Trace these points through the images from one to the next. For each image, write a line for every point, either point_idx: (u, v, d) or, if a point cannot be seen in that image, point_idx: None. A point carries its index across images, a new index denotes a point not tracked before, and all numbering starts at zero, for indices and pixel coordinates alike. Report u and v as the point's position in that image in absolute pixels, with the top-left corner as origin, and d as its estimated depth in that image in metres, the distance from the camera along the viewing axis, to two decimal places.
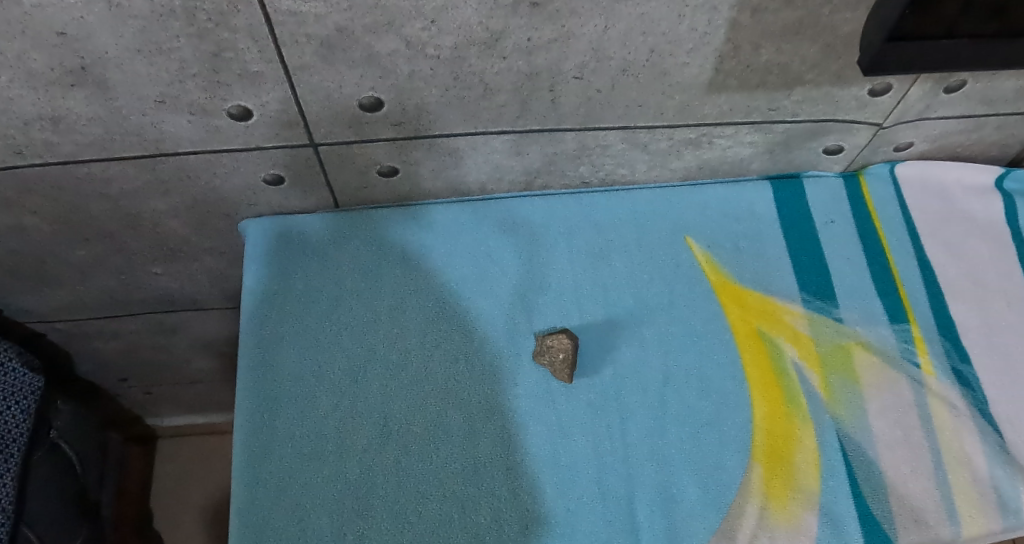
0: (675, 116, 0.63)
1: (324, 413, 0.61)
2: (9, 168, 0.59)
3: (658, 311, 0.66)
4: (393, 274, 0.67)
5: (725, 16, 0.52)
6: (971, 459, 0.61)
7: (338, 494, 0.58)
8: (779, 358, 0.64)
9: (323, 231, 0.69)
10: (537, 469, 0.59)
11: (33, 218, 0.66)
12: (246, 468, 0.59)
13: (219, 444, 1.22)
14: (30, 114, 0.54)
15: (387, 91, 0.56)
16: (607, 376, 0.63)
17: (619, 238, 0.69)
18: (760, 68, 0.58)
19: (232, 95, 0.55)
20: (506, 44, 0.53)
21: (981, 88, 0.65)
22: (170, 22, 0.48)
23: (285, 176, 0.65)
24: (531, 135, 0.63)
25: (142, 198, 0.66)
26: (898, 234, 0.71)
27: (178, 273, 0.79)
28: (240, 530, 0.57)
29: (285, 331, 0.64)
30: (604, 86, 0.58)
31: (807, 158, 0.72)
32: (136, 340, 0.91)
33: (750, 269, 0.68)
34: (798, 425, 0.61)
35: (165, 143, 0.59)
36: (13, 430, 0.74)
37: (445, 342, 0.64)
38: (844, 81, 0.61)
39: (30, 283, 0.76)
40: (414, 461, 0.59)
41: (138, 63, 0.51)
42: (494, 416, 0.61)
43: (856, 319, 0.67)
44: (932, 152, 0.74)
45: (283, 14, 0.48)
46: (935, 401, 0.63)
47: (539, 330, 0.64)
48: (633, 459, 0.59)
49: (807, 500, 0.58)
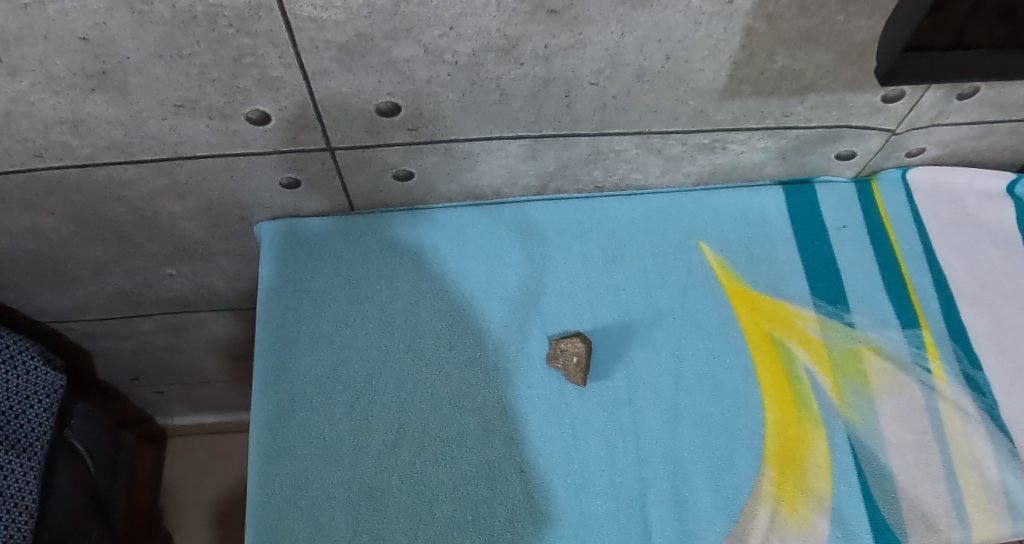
0: (689, 121, 0.63)
1: (339, 415, 0.62)
2: (29, 170, 0.60)
3: (670, 315, 0.66)
4: (407, 277, 0.68)
5: (741, 23, 0.53)
6: (981, 464, 0.61)
7: (353, 495, 0.59)
8: (791, 362, 0.65)
9: (338, 234, 0.69)
10: (550, 471, 0.59)
11: (51, 219, 0.67)
12: (262, 469, 0.60)
13: (229, 443, 1.23)
14: (50, 118, 0.55)
15: (405, 96, 0.56)
16: (620, 380, 0.63)
17: (631, 242, 0.70)
18: (774, 74, 0.59)
19: (251, 100, 0.55)
20: (523, 50, 0.53)
21: (994, 95, 0.65)
22: (191, 27, 0.48)
23: (302, 179, 0.66)
24: (545, 140, 0.64)
25: (159, 200, 0.66)
26: (909, 239, 0.72)
27: (192, 275, 0.80)
28: (257, 530, 0.58)
29: (301, 333, 0.65)
30: (619, 92, 0.59)
31: (819, 164, 0.72)
32: (148, 340, 0.92)
33: (762, 273, 0.69)
34: (810, 429, 0.62)
35: (183, 146, 0.60)
36: (37, 428, 0.75)
37: (459, 345, 0.65)
38: (858, 88, 0.62)
39: (46, 283, 0.77)
40: (428, 463, 0.60)
41: (159, 68, 0.51)
42: (507, 418, 0.62)
43: (868, 324, 0.67)
44: (944, 158, 0.74)
45: (304, 21, 0.48)
46: (946, 406, 0.64)
47: (552, 333, 0.65)
48: (646, 462, 0.60)
49: (819, 503, 0.58)
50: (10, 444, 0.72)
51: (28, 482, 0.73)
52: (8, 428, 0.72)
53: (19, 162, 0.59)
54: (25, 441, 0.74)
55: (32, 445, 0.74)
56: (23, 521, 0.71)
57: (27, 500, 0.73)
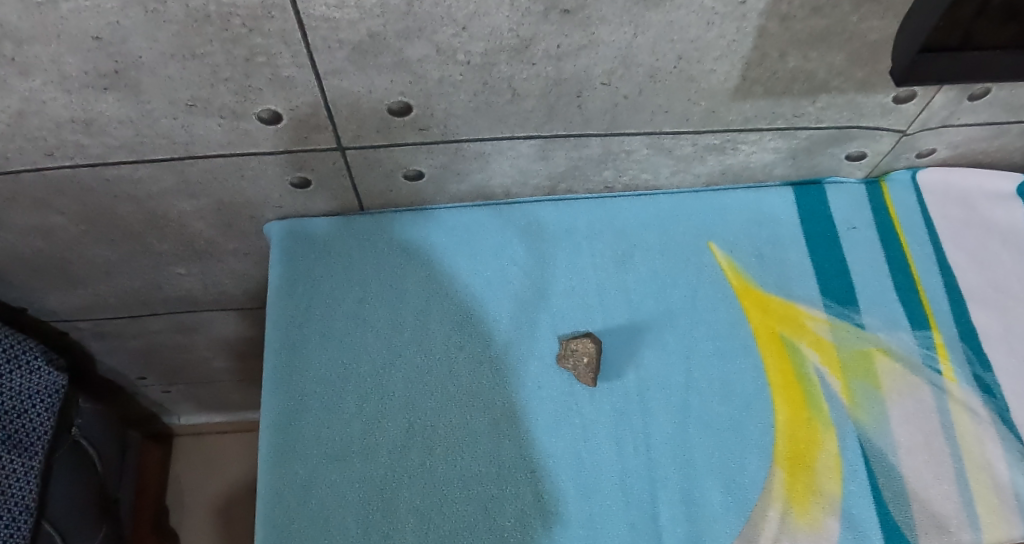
0: (700, 122, 0.63)
1: (349, 415, 0.62)
2: (40, 169, 0.60)
3: (680, 315, 0.66)
4: (417, 277, 0.68)
5: (753, 24, 0.53)
6: (992, 465, 0.61)
7: (363, 495, 0.59)
8: (802, 363, 0.64)
9: (348, 234, 0.69)
10: (560, 472, 0.59)
11: (61, 218, 0.67)
12: (272, 468, 0.60)
13: (235, 443, 1.23)
14: (62, 117, 0.55)
15: (417, 95, 0.56)
16: (630, 381, 0.63)
17: (641, 242, 0.70)
18: (785, 75, 0.59)
19: (263, 99, 0.55)
20: (535, 50, 0.53)
21: (1006, 96, 0.65)
22: (204, 27, 0.48)
23: (312, 179, 0.66)
24: (556, 140, 0.64)
25: (169, 199, 0.66)
26: (919, 241, 0.72)
27: (201, 274, 0.80)
28: (267, 530, 0.58)
29: (310, 333, 0.65)
30: (630, 92, 0.59)
31: (830, 164, 0.72)
32: (156, 339, 0.92)
33: (772, 274, 0.69)
34: (820, 430, 0.62)
35: (194, 146, 0.60)
36: (37, 428, 0.76)
37: (468, 345, 0.65)
38: (869, 89, 0.62)
39: (55, 283, 0.77)
40: (438, 463, 0.60)
41: (171, 67, 0.51)
42: (517, 419, 0.62)
43: (878, 325, 0.67)
44: (954, 159, 0.74)
45: (317, 20, 0.48)
46: (957, 408, 0.63)
47: (562, 333, 0.65)
48: (656, 463, 0.60)
49: (830, 504, 0.58)
50: (12, 443, 0.72)
51: (27, 482, 0.73)
52: (12, 427, 0.72)
53: (31, 161, 0.59)
54: (26, 440, 0.74)
55: (33, 444, 0.75)
56: (21, 521, 0.72)
57: (27, 500, 0.73)
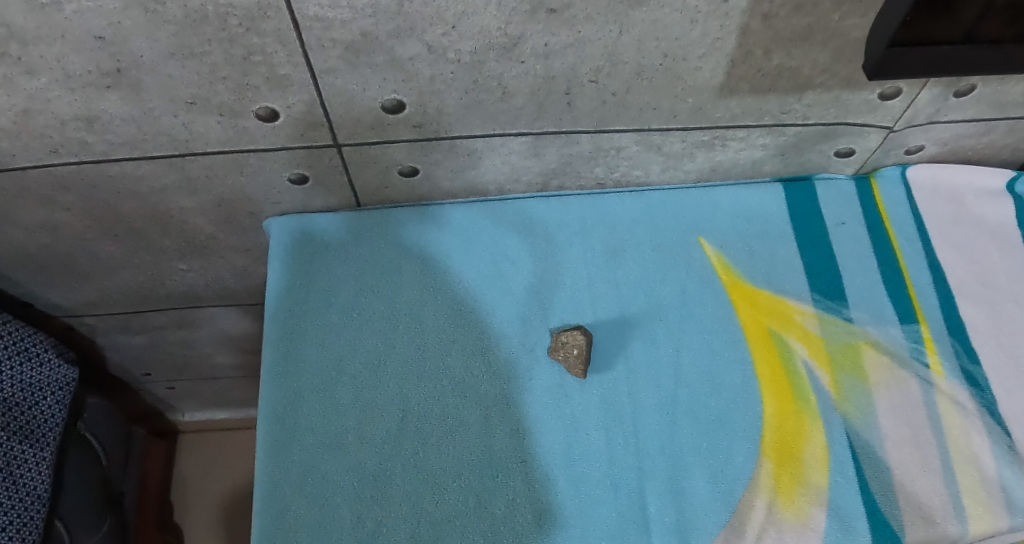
0: (688, 119, 0.64)
1: (345, 405, 0.63)
2: (44, 166, 0.62)
3: (670, 310, 0.67)
4: (413, 272, 0.69)
5: (736, 22, 0.54)
6: (978, 458, 0.62)
7: (358, 483, 0.60)
8: (789, 357, 0.65)
9: (343, 231, 0.71)
10: (550, 463, 0.61)
11: (66, 215, 0.69)
12: (269, 458, 0.61)
13: (241, 443, 1.25)
14: (67, 114, 0.56)
15: (409, 93, 0.58)
16: (619, 373, 0.64)
17: (632, 238, 0.71)
18: (771, 72, 0.60)
19: (260, 97, 0.57)
20: (523, 48, 0.54)
21: (991, 93, 0.65)
22: (202, 27, 0.50)
23: (309, 176, 0.67)
24: (546, 137, 0.65)
25: (171, 196, 0.68)
26: (908, 237, 0.72)
27: (202, 270, 0.82)
28: (263, 518, 0.59)
29: (308, 327, 0.67)
30: (618, 90, 0.60)
31: (818, 161, 0.73)
32: (160, 335, 0.94)
33: (762, 269, 0.70)
34: (808, 422, 0.62)
35: (194, 143, 0.61)
36: (49, 420, 0.78)
37: (462, 337, 0.66)
38: (855, 86, 0.62)
39: (62, 278, 0.79)
40: (430, 452, 0.61)
41: (171, 66, 0.53)
42: (509, 409, 0.63)
43: (866, 319, 0.68)
44: (942, 155, 0.75)
45: (310, 20, 0.50)
46: (944, 400, 0.64)
47: (554, 326, 0.66)
48: (644, 454, 0.61)
49: (816, 496, 0.59)
50: (24, 434, 0.74)
51: (39, 473, 0.75)
52: (23, 418, 0.74)
53: (36, 158, 0.61)
54: (38, 432, 0.76)
55: (45, 436, 0.77)
56: (33, 511, 0.73)
57: (38, 491, 0.75)
